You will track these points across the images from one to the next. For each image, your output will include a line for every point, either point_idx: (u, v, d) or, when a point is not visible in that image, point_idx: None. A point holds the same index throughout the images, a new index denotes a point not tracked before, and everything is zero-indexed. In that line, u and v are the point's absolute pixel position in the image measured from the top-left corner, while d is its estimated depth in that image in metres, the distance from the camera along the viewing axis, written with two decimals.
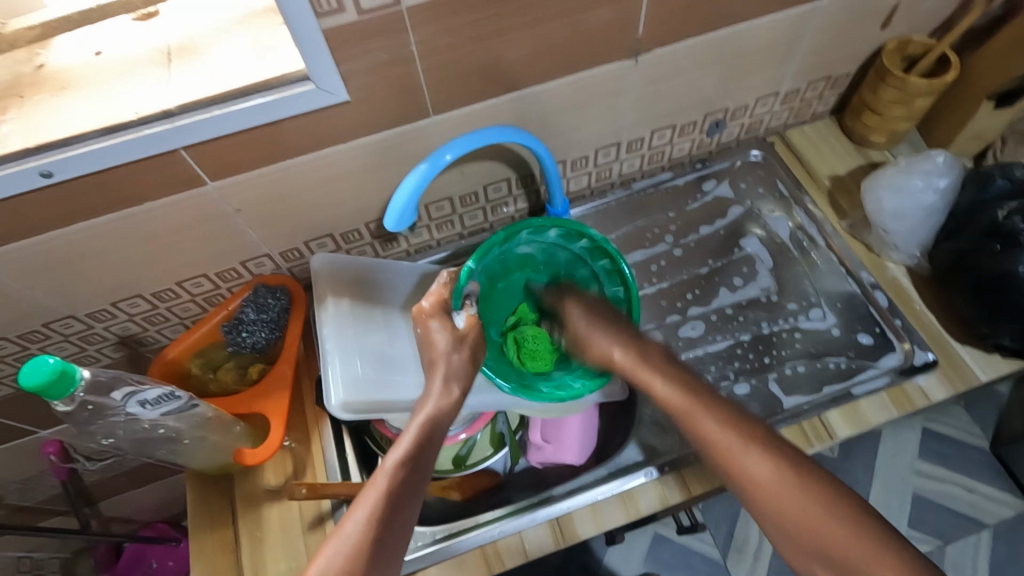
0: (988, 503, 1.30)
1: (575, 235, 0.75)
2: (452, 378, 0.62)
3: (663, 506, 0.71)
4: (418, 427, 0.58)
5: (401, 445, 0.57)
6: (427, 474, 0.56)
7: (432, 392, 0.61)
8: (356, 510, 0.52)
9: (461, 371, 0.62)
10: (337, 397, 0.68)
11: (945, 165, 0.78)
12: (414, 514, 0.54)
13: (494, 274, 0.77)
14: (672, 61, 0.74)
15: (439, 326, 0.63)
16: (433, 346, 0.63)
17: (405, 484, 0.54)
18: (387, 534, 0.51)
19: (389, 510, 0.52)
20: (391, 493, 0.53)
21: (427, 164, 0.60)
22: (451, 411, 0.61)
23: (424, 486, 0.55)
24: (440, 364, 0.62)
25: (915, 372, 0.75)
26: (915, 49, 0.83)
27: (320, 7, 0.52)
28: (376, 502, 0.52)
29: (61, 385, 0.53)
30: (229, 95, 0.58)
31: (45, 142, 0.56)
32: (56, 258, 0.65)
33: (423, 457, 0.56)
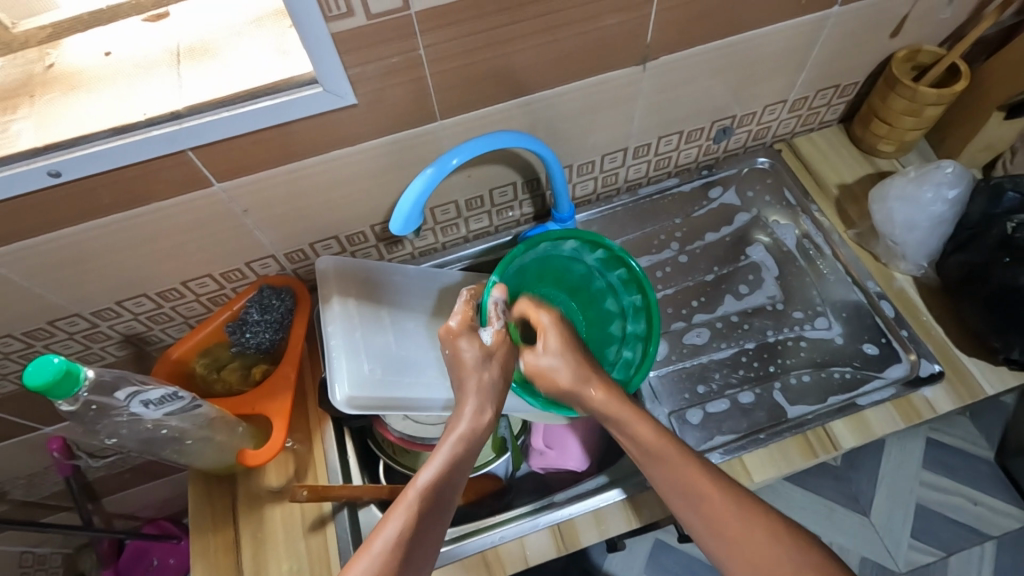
0: (994, 515, 1.29)
1: (616, 262, 0.75)
2: (487, 397, 0.60)
3: (667, 515, 0.71)
4: (450, 445, 0.56)
5: (432, 464, 0.55)
6: (455, 495, 0.55)
7: (466, 409, 0.59)
8: (385, 526, 0.50)
9: (495, 392, 0.60)
10: (342, 393, 0.68)
11: (955, 176, 0.77)
12: (441, 536, 0.52)
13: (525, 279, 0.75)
14: (681, 68, 0.73)
15: (466, 345, 0.61)
16: (463, 364, 0.61)
17: (434, 503, 0.52)
18: (415, 558, 0.50)
19: (417, 530, 0.50)
20: (418, 513, 0.51)
21: (433, 169, 0.60)
22: (483, 431, 0.59)
23: (450, 507, 0.54)
24: (473, 382, 0.60)
25: (921, 383, 0.74)
26: (925, 58, 0.83)
27: (329, 11, 0.52)
28: (405, 519, 0.50)
29: (66, 385, 0.53)
30: (238, 97, 0.58)
31: (55, 141, 0.56)
32: (64, 256, 0.66)
33: (454, 479, 0.54)
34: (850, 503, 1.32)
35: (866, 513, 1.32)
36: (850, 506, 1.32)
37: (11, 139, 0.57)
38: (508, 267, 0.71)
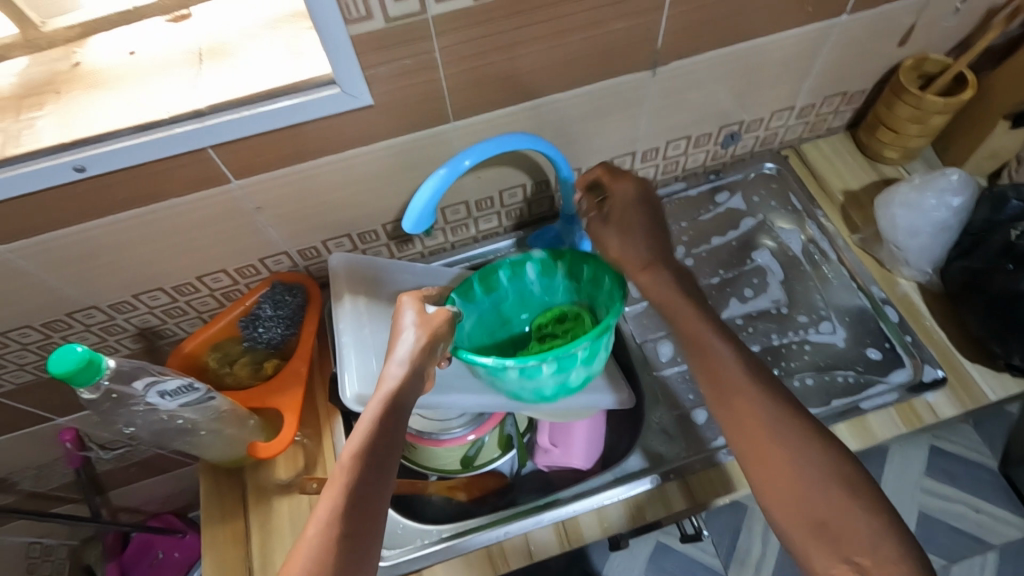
0: (996, 523, 1.30)
1: (582, 261, 0.73)
2: (407, 355, 0.58)
3: (669, 514, 0.72)
4: (372, 412, 0.56)
5: (356, 435, 0.55)
6: (389, 461, 0.54)
7: (388, 373, 0.58)
8: (319, 510, 0.52)
9: (418, 350, 0.59)
10: (354, 389, 0.71)
11: (960, 184, 0.78)
12: (381, 505, 0.53)
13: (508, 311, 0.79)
14: (689, 73, 0.75)
15: (405, 304, 0.63)
16: (399, 325, 0.62)
17: (365, 474, 0.53)
18: (351, 530, 0.50)
19: (351, 504, 0.51)
20: (350, 487, 0.52)
21: (446, 169, 0.61)
22: (413, 388, 0.58)
23: (387, 473, 0.54)
24: (400, 347, 0.59)
25: (923, 388, 0.75)
26: (932, 67, 0.84)
27: (349, 14, 0.54)
28: (336, 497, 0.52)
29: (88, 374, 0.54)
30: (258, 97, 0.59)
31: (79, 137, 0.58)
32: (85, 249, 0.67)
33: (384, 444, 0.54)
34: None
35: None
36: None
37: (36, 134, 0.58)
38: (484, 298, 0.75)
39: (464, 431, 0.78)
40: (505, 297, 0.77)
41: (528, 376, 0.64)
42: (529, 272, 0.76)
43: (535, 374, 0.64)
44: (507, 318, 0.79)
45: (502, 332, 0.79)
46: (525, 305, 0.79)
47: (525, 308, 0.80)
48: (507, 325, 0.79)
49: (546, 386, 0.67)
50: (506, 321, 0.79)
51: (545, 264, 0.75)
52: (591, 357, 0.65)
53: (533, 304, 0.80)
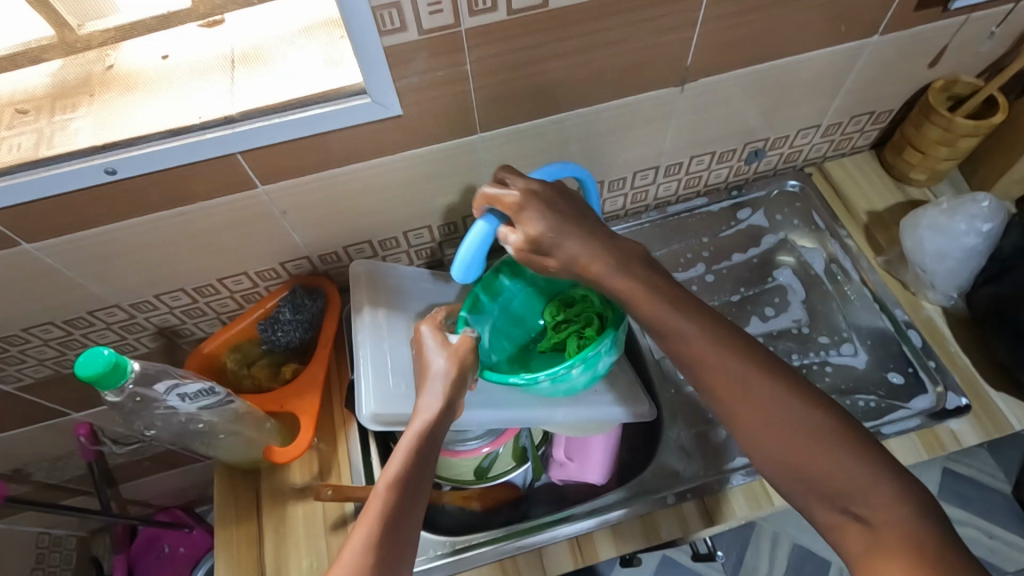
0: (1010, 550, 1.28)
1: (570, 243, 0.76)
2: (440, 384, 0.61)
3: (685, 534, 0.71)
4: (409, 439, 0.57)
5: (394, 459, 0.55)
6: (425, 485, 0.55)
7: (422, 402, 0.60)
8: (354, 537, 0.51)
9: (448, 381, 0.61)
10: (369, 407, 0.71)
11: (990, 210, 0.77)
12: (415, 531, 0.52)
13: (517, 312, 0.80)
14: (717, 90, 0.74)
15: (428, 332, 0.66)
16: (425, 352, 0.64)
17: (400, 501, 0.52)
18: (387, 555, 0.50)
19: (387, 531, 0.51)
20: (385, 514, 0.51)
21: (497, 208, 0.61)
22: (445, 418, 0.59)
23: (421, 501, 0.53)
24: (433, 376, 0.62)
25: (947, 416, 0.74)
26: (963, 89, 0.83)
27: (383, 26, 0.54)
28: (371, 524, 0.51)
29: (113, 377, 0.54)
30: (288, 105, 0.60)
31: (113, 140, 0.58)
32: (111, 249, 0.68)
33: (418, 471, 0.55)
34: None
35: None
36: None
37: (71, 136, 0.59)
38: (494, 305, 0.77)
39: (480, 443, 0.77)
40: (509, 298, 0.78)
41: (561, 380, 0.69)
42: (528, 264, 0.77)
43: (566, 377, 0.69)
44: (518, 317, 0.80)
45: (517, 333, 0.80)
46: (532, 301, 0.80)
47: (534, 305, 0.80)
48: (520, 324, 0.80)
49: (579, 382, 0.71)
50: (520, 320, 0.80)
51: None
52: (613, 346, 0.70)
53: (541, 296, 0.81)
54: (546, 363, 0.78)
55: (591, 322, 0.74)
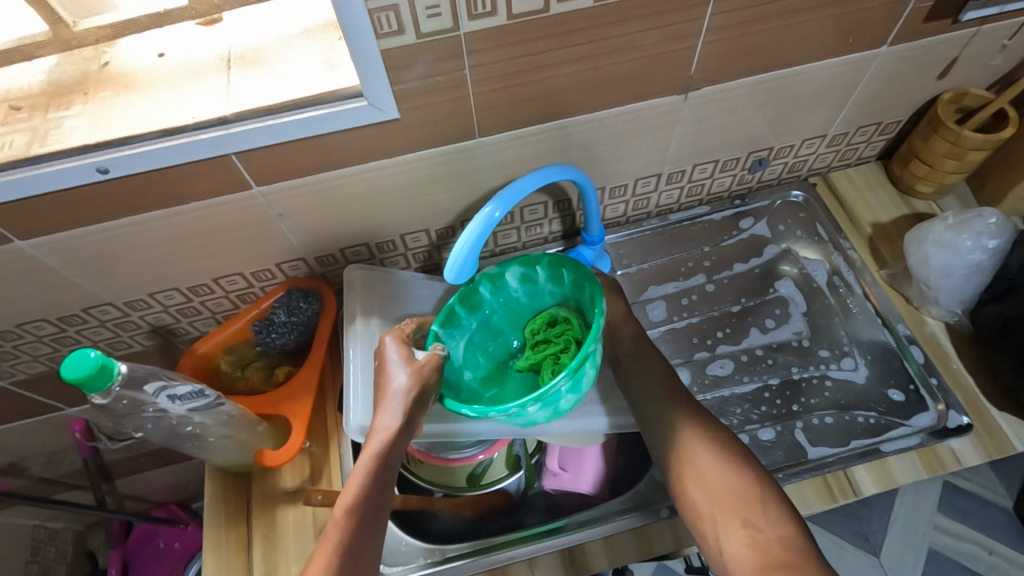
0: (1010, 567, 1.26)
1: (558, 267, 0.74)
2: (397, 404, 0.61)
3: (679, 548, 0.71)
4: (365, 464, 0.58)
5: (351, 487, 0.57)
6: (382, 512, 0.57)
7: (378, 423, 0.61)
8: (313, 566, 0.53)
9: (407, 397, 0.62)
10: (358, 420, 0.70)
11: (998, 227, 0.76)
12: (372, 558, 0.55)
13: (496, 326, 0.78)
14: (721, 99, 0.73)
15: (391, 345, 0.65)
16: (385, 368, 0.64)
17: (358, 530, 0.54)
18: None
19: (345, 561, 0.53)
20: (345, 543, 0.54)
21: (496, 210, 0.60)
22: (402, 440, 0.60)
23: (378, 527, 0.56)
24: (391, 395, 0.61)
25: (948, 434, 0.73)
26: (971, 101, 0.82)
27: (381, 29, 0.53)
28: (330, 554, 0.53)
29: (100, 380, 0.54)
30: (284, 107, 0.59)
31: (106, 140, 0.57)
32: (104, 248, 0.67)
33: (377, 499, 0.57)
34: (859, 542, 1.31)
35: (875, 553, 1.30)
36: (859, 544, 1.31)
37: (65, 134, 0.58)
38: (472, 317, 0.75)
39: (474, 451, 0.77)
40: (489, 313, 0.77)
41: (515, 415, 0.65)
42: (510, 278, 0.75)
43: (521, 413, 0.65)
44: (497, 331, 0.78)
45: (493, 347, 0.78)
46: (513, 317, 0.79)
47: (515, 320, 0.79)
48: (498, 337, 0.78)
49: (539, 417, 0.66)
50: (498, 333, 0.78)
51: (525, 273, 0.75)
52: (577, 384, 0.65)
53: (524, 313, 0.79)
54: (520, 381, 0.76)
55: (568, 347, 0.72)
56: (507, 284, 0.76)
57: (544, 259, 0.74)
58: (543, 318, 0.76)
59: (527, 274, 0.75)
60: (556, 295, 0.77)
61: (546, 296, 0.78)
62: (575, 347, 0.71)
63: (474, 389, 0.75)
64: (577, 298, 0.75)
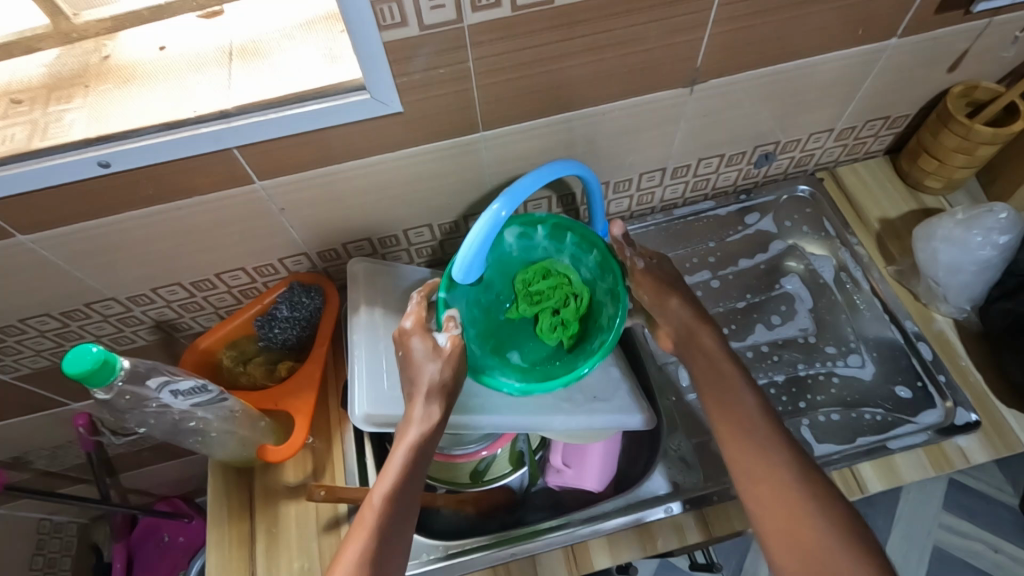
0: (1016, 565, 1.25)
1: (561, 229, 0.74)
2: (434, 397, 0.62)
3: (682, 546, 0.70)
4: (401, 455, 0.59)
5: (386, 477, 0.58)
6: (415, 503, 0.58)
7: (413, 416, 0.61)
8: (347, 553, 0.54)
9: (445, 391, 0.62)
10: (361, 409, 0.70)
11: (1008, 223, 0.74)
12: (403, 548, 0.56)
13: (486, 277, 0.75)
14: (728, 92, 0.72)
15: (418, 344, 0.63)
16: (414, 361, 0.63)
17: (393, 521, 0.56)
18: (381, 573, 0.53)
19: (380, 550, 0.54)
20: (380, 532, 0.55)
21: (499, 207, 0.58)
22: (435, 432, 0.61)
23: (411, 518, 0.57)
24: (426, 386, 0.62)
25: (955, 431, 0.72)
26: (982, 95, 0.80)
27: (383, 20, 0.52)
28: (364, 541, 0.54)
29: (102, 374, 0.54)
30: (286, 100, 0.58)
31: (107, 133, 0.57)
32: (108, 241, 0.67)
33: (412, 490, 0.58)
34: None
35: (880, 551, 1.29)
36: None
37: (65, 128, 0.58)
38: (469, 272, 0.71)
39: (478, 447, 0.77)
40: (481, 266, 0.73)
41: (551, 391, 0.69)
42: (509, 235, 0.74)
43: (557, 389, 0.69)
44: (486, 283, 0.75)
45: (484, 300, 0.74)
46: (501, 268, 0.76)
47: (502, 270, 0.76)
48: (489, 290, 0.75)
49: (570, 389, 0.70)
50: (488, 286, 0.75)
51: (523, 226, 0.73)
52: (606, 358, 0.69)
53: (512, 266, 0.77)
54: (517, 333, 0.75)
55: (568, 302, 0.74)
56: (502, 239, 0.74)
57: (547, 219, 0.73)
58: (534, 271, 0.75)
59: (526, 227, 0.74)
60: (548, 252, 0.76)
61: (537, 252, 0.77)
62: (575, 301, 0.74)
63: (479, 342, 0.72)
64: (574, 257, 0.76)
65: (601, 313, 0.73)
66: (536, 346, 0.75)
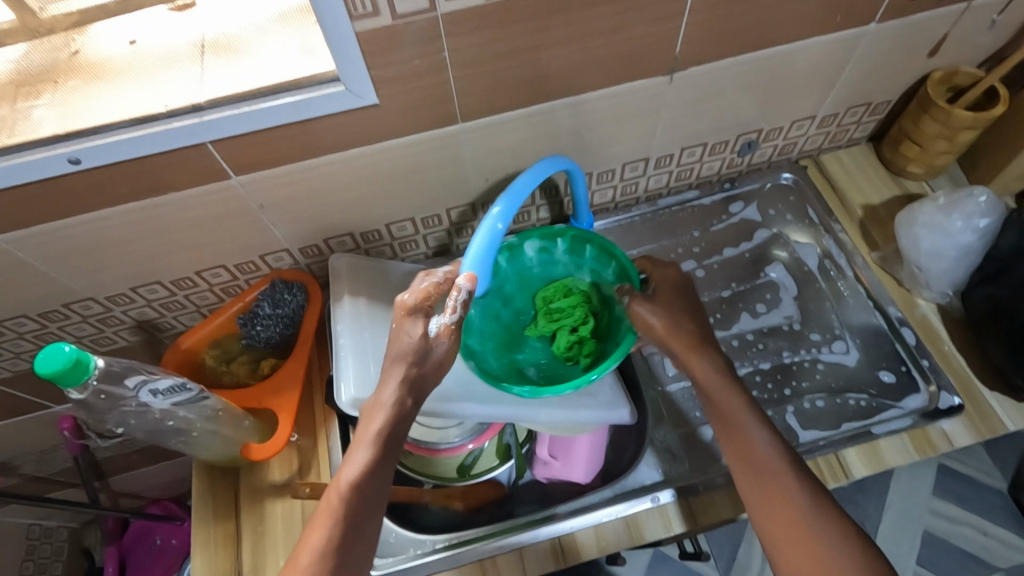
0: (1005, 548, 1.26)
1: (581, 244, 0.77)
2: (404, 387, 0.59)
3: (669, 535, 0.70)
4: (370, 444, 0.59)
5: (352, 466, 0.58)
6: (382, 492, 0.58)
7: (381, 404, 0.60)
8: (312, 537, 0.56)
9: (418, 380, 0.60)
10: (349, 393, 0.69)
11: (988, 206, 0.75)
12: (370, 533, 0.57)
13: (509, 292, 0.78)
14: (709, 80, 0.72)
15: (410, 329, 0.60)
16: (395, 349, 0.60)
17: (358, 509, 0.56)
18: (344, 559, 0.55)
19: (343, 537, 0.55)
20: (343, 520, 0.56)
21: (499, 210, 0.61)
22: (406, 419, 0.60)
23: (377, 505, 0.57)
24: (396, 375, 0.59)
25: (939, 416, 0.73)
26: (963, 80, 0.81)
27: (355, 10, 0.52)
28: (328, 527, 0.55)
29: (76, 374, 0.53)
30: (259, 93, 0.57)
31: (77, 129, 0.56)
32: (83, 241, 0.66)
33: (378, 479, 0.58)
34: None
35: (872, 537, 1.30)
36: None
37: (34, 124, 0.57)
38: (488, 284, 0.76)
39: (463, 440, 0.77)
40: (503, 282, 0.78)
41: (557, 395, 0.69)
42: (528, 248, 0.78)
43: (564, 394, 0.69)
44: (509, 299, 0.78)
45: (506, 314, 0.78)
46: (526, 287, 0.79)
47: (526, 288, 0.79)
48: (508, 305, 0.78)
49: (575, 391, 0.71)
50: (510, 300, 0.78)
51: (542, 239, 0.77)
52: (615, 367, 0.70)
53: (535, 283, 0.80)
54: (535, 346, 0.77)
55: (585, 317, 0.74)
56: (525, 255, 0.78)
57: (565, 231, 0.77)
58: (556, 287, 0.77)
59: (546, 239, 0.77)
60: (570, 269, 0.79)
61: (558, 268, 0.80)
62: (593, 319, 0.74)
63: (495, 355, 0.75)
64: (594, 272, 0.78)
65: (619, 330, 0.73)
66: (551, 357, 0.76)
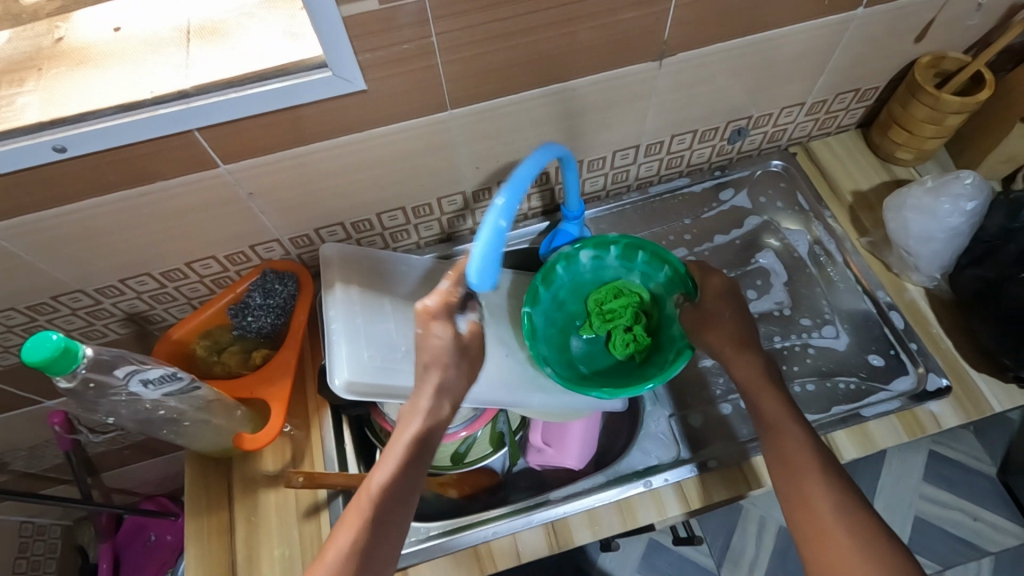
0: (993, 532, 1.28)
1: (632, 250, 0.78)
2: (443, 392, 0.61)
3: (663, 519, 0.70)
4: (405, 442, 0.58)
5: (388, 464, 0.57)
6: (413, 495, 0.57)
7: (419, 407, 0.60)
8: (340, 534, 0.54)
9: (453, 383, 0.61)
10: (341, 376, 0.69)
11: (974, 188, 0.75)
12: (395, 537, 0.56)
13: (563, 297, 0.79)
14: (699, 66, 0.72)
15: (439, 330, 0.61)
16: (428, 351, 0.60)
17: (388, 508, 0.55)
18: (370, 558, 0.53)
19: (371, 536, 0.54)
20: (372, 518, 0.55)
21: (503, 198, 0.57)
22: (439, 423, 0.60)
23: (406, 508, 0.56)
24: (435, 372, 0.60)
25: (927, 397, 0.73)
26: (950, 65, 0.81)
27: None
28: (358, 526, 0.54)
29: (64, 362, 0.53)
30: (246, 79, 0.57)
31: (61, 116, 0.56)
32: (70, 231, 0.65)
33: (410, 481, 0.57)
34: None
35: None
36: None
37: (18, 111, 0.56)
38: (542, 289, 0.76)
39: (457, 427, 0.75)
40: (557, 289, 0.78)
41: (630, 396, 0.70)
42: (581, 256, 0.78)
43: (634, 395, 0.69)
44: (563, 304, 0.79)
45: (558, 317, 0.78)
46: (578, 291, 0.79)
47: (577, 292, 0.80)
48: (562, 309, 0.79)
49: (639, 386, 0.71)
50: (562, 304, 0.79)
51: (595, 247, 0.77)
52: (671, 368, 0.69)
53: (586, 288, 0.80)
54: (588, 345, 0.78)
55: (637, 317, 0.75)
56: (579, 263, 0.79)
57: (618, 238, 0.77)
58: (606, 289, 0.77)
59: (598, 247, 0.78)
60: (620, 274, 0.79)
61: (609, 274, 0.80)
62: (645, 318, 0.75)
63: (557, 359, 0.75)
64: (644, 275, 0.78)
65: (672, 329, 0.74)
66: (604, 355, 0.77)
